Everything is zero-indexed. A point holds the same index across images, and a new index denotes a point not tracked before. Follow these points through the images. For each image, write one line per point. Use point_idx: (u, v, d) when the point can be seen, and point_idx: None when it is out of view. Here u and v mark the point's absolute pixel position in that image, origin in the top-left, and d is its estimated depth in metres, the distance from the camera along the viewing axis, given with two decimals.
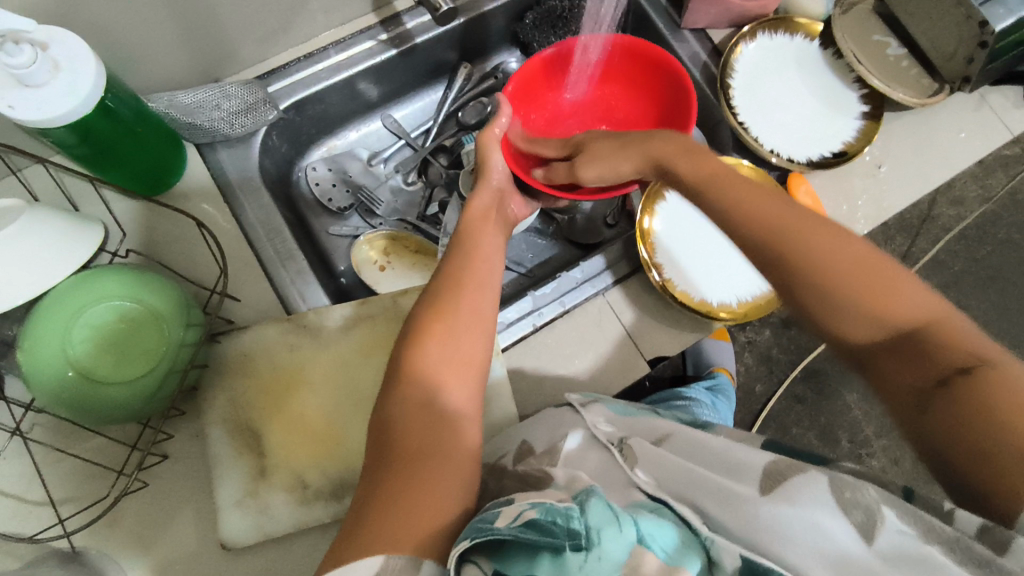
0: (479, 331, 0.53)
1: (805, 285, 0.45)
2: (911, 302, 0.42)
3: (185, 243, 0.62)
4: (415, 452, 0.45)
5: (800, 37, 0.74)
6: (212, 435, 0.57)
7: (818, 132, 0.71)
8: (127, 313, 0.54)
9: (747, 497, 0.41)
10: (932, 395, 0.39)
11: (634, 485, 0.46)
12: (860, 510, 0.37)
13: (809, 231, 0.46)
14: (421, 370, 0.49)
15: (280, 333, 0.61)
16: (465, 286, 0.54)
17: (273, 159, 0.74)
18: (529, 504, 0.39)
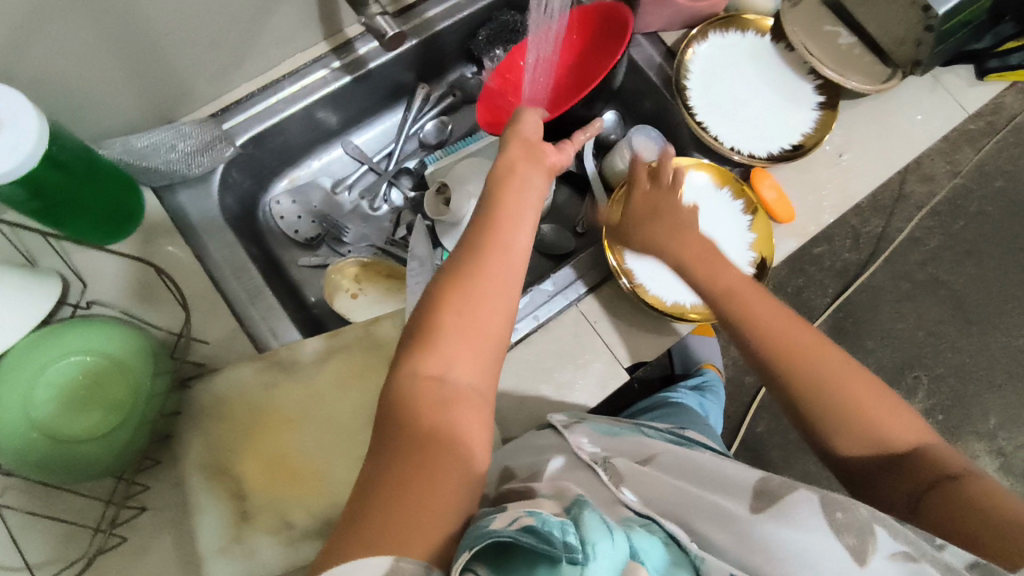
0: (499, 304, 0.45)
1: (805, 406, 0.51)
2: (897, 425, 0.49)
3: (149, 288, 0.61)
4: (422, 436, 0.38)
5: (751, 34, 0.74)
6: (191, 482, 0.56)
7: (777, 125, 0.72)
8: (89, 368, 0.52)
9: (742, 515, 0.41)
10: (919, 499, 0.46)
11: (621, 503, 0.44)
12: (852, 533, 0.37)
13: (805, 354, 0.52)
14: (438, 341, 0.42)
15: (256, 371, 0.60)
16: (484, 252, 0.46)
17: (235, 195, 0.73)
18: (526, 511, 0.35)
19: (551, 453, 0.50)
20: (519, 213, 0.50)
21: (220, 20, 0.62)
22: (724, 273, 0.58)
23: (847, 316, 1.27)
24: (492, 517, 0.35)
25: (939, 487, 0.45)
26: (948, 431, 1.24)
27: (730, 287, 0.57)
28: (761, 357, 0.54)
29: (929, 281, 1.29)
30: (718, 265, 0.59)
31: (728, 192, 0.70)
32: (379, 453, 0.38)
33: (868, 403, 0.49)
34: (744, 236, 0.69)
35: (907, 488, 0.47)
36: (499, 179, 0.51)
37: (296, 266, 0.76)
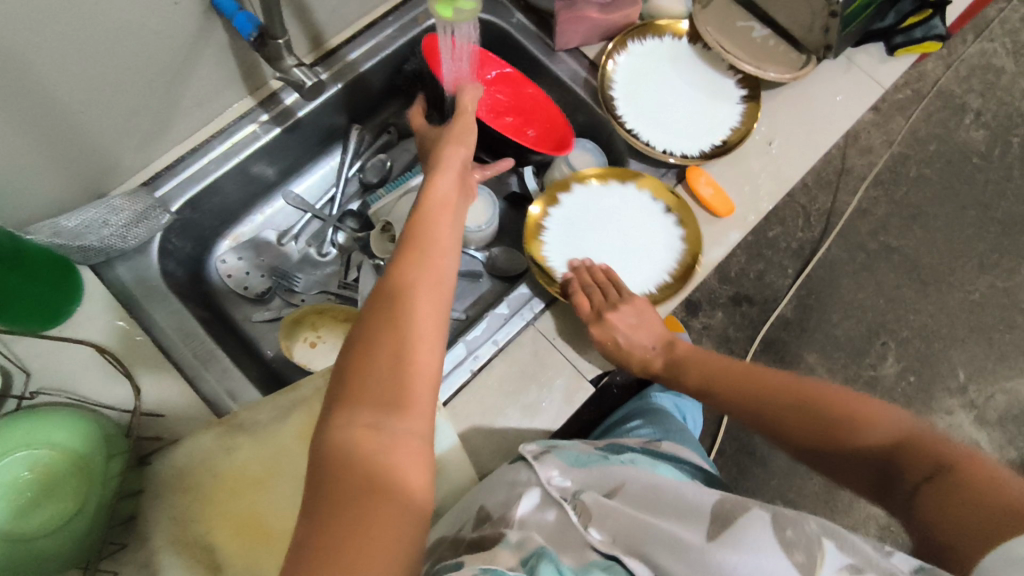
0: (432, 342, 0.45)
1: (809, 446, 0.53)
2: (879, 429, 0.49)
3: (97, 368, 0.60)
4: (363, 486, 0.38)
5: (668, 38, 0.76)
6: (162, 560, 0.55)
7: (705, 123, 0.73)
8: (38, 461, 0.51)
9: (697, 542, 0.40)
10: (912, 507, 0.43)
11: (588, 544, 0.44)
12: (801, 550, 0.37)
13: (786, 406, 0.55)
14: (370, 388, 0.42)
15: (214, 438, 0.59)
16: (411, 292, 0.46)
17: (177, 260, 0.71)
18: (481, 570, 0.38)
19: (523, 487, 0.50)
20: (448, 250, 0.50)
21: (139, 91, 0.62)
22: (692, 366, 0.63)
23: (808, 294, 1.29)
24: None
25: (923, 488, 0.43)
26: (922, 392, 1.27)
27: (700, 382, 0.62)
28: (755, 417, 0.57)
29: (882, 250, 1.33)
30: (681, 359, 0.64)
31: (617, 181, 0.71)
32: (318, 506, 0.37)
33: (856, 425, 0.50)
34: (656, 208, 0.71)
35: (904, 500, 0.44)
36: (427, 212, 0.53)
37: (251, 322, 0.75)
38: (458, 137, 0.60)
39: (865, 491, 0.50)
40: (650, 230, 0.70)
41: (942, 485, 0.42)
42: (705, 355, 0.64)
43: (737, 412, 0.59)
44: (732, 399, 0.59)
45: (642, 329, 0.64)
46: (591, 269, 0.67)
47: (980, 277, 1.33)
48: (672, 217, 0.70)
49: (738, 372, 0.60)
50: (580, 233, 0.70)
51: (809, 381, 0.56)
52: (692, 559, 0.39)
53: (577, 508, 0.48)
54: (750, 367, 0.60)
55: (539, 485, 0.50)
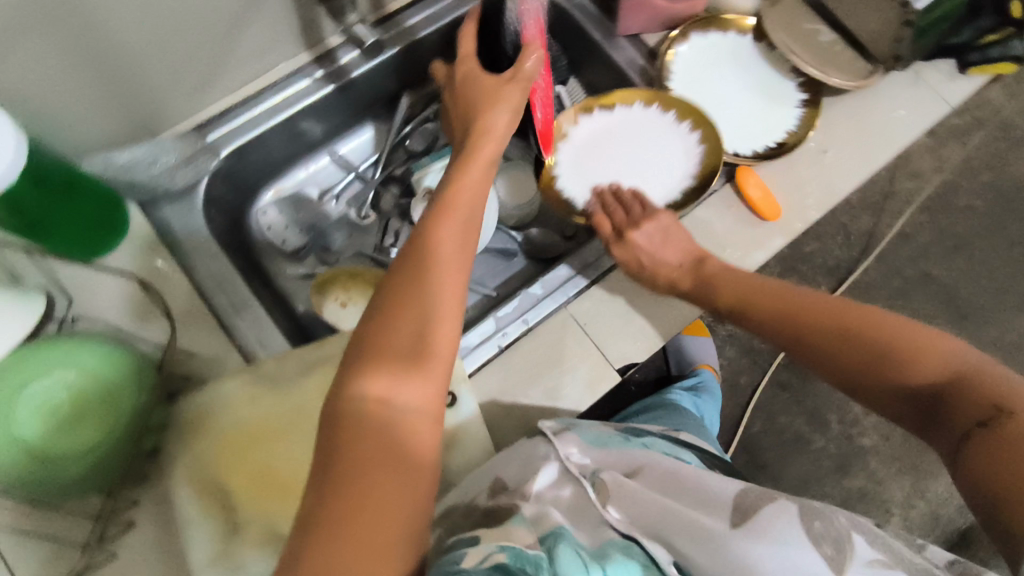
0: (451, 324, 0.46)
1: (845, 375, 0.54)
2: (927, 365, 0.50)
3: (134, 302, 0.61)
4: (370, 460, 0.38)
5: (732, 34, 0.75)
6: (179, 496, 0.56)
7: (760, 124, 0.72)
8: (73, 388, 0.52)
9: (720, 530, 0.40)
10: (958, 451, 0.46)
11: (607, 523, 0.43)
12: (829, 543, 0.37)
13: (828, 333, 0.56)
14: (384, 361, 0.42)
15: (240, 385, 0.60)
16: (435, 272, 0.46)
17: (220, 209, 0.72)
18: (498, 546, 0.38)
19: (541, 460, 0.49)
20: (469, 234, 0.51)
21: (197, 35, 0.62)
22: (721, 285, 0.62)
23: None
24: (463, 556, 0.38)
25: (970, 435, 0.45)
26: None
27: (733, 301, 0.61)
28: (790, 341, 0.58)
29: (920, 277, 1.29)
30: (711, 281, 0.63)
31: (621, 104, 0.73)
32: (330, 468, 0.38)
33: (904, 360, 0.51)
34: (665, 122, 0.72)
35: (947, 441, 0.47)
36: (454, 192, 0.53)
37: (284, 275, 0.76)
38: (499, 106, 0.59)
39: (891, 414, 0.53)
40: (668, 142, 0.72)
41: (988, 432, 0.44)
42: (735, 275, 0.63)
43: (768, 335, 0.60)
44: (766, 318, 0.60)
45: (663, 250, 0.65)
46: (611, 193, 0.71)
47: (1019, 316, 1.29)
48: (685, 126, 0.71)
49: (774, 295, 0.60)
50: (598, 155, 0.73)
51: (851, 304, 0.56)
52: (712, 546, 0.39)
53: (596, 488, 0.47)
54: (783, 288, 0.61)
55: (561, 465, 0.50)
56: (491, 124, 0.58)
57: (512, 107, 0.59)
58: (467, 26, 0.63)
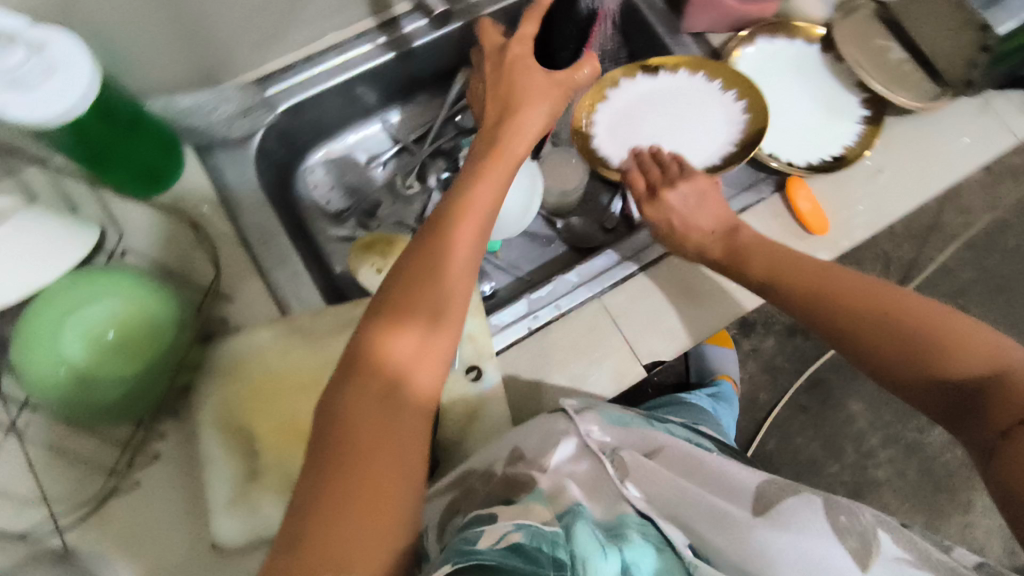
0: (453, 321, 0.46)
1: (875, 357, 0.53)
2: (970, 356, 0.49)
3: (179, 241, 0.62)
4: (366, 456, 0.39)
5: (800, 42, 0.73)
6: (205, 435, 0.57)
7: (817, 136, 0.70)
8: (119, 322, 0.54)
9: (743, 519, 0.41)
10: (994, 446, 0.46)
11: (624, 499, 0.45)
12: (855, 537, 0.38)
13: (862, 312, 0.54)
14: (382, 358, 0.42)
15: (272, 336, 0.61)
16: (443, 268, 0.46)
17: (270, 163, 0.73)
18: (514, 525, 0.39)
19: (561, 435, 0.49)
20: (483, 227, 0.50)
21: None
22: (755, 257, 0.61)
23: None
24: (478, 534, 0.38)
25: (1009, 433, 0.45)
26: (966, 468, 1.20)
27: (765, 271, 0.60)
28: (821, 318, 0.57)
29: None
30: (746, 255, 0.62)
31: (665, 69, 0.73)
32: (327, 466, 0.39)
33: (944, 353, 0.50)
34: (708, 89, 0.72)
35: (981, 435, 0.47)
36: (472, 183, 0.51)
37: (324, 235, 0.77)
38: (543, 100, 0.56)
39: (914, 406, 0.53)
40: (711, 109, 0.72)
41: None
42: (770, 251, 0.61)
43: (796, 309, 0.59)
44: (796, 291, 0.58)
45: (701, 212, 0.65)
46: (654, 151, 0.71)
47: None
48: (730, 96, 0.71)
49: (809, 272, 0.59)
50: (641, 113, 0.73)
51: (891, 288, 0.55)
52: (734, 533, 0.40)
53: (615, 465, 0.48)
54: (819, 266, 0.59)
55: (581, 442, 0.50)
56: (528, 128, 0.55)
57: (552, 105, 0.57)
58: (534, 10, 0.57)
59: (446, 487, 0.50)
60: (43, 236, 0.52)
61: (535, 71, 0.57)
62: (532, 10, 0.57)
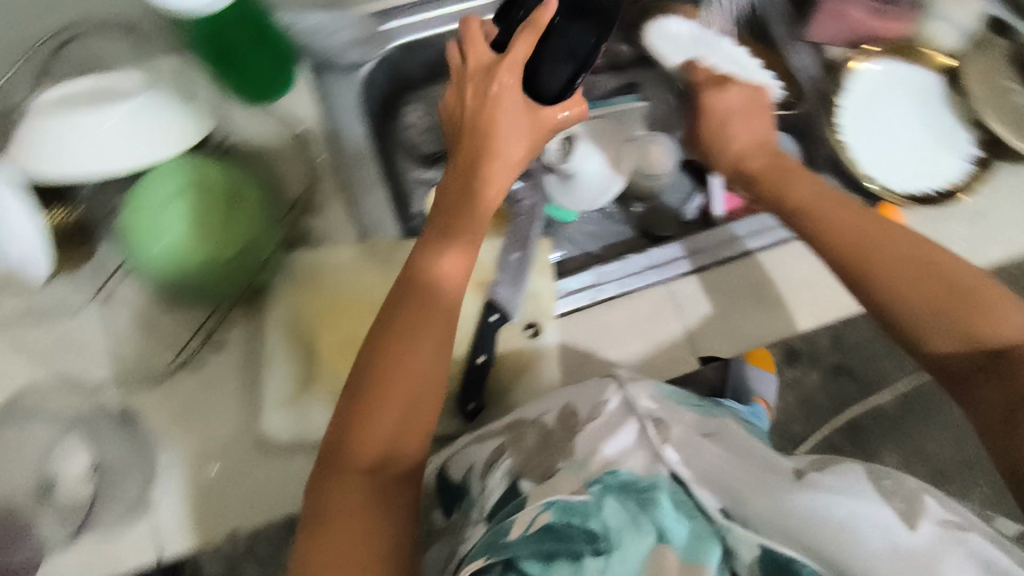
0: (430, 389, 0.49)
1: (894, 313, 0.52)
2: (996, 322, 0.50)
3: (285, 151, 0.66)
4: (348, 525, 0.45)
5: (922, 70, 0.71)
6: (271, 334, 0.60)
7: (923, 166, 0.68)
8: (207, 207, 0.58)
9: (786, 485, 0.44)
10: (997, 420, 0.49)
11: (661, 462, 0.47)
12: (902, 500, 0.41)
13: (899, 266, 0.53)
14: (360, 436, 0.47)
15: (352, 255, 0.63)
16: (414, 344, 0.49)
17: (375, 95, 0.75)
18: (542, 503, 0.42)
19: (609, 396, 0.50)
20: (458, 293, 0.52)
21: None
22: (796, 187, 0.60)
23: None
24: (510, 521, 0.41)
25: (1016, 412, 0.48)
26: None
27: (801, 204, 0.59)
28: (846, 261, 0.54)
29: None
30: (789, 179, 0.61)
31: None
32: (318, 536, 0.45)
33: (972, 317, 0.51)
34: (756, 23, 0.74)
35: (987, 407, 0.50)
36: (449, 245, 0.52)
37: (409, 174, 0.78)
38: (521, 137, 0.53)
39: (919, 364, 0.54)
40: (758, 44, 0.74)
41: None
42: (810, 186, 0.60)
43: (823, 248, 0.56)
44: (833, 233, 0.56)
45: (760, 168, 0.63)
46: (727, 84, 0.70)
47: None
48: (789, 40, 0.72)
49: (843, 212, 0.57)
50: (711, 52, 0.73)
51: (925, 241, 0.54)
52: (778, 498, 0.43)
53: (658, 430, 0.49)
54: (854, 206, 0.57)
55: (627, 406, 0.49)
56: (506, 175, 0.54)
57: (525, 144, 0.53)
58: (527, 32, 0.52)
59: (495, 432, 0.51)
60: (151, 115, 0.55)
61: (518, 109, 0.53)
62: (524, 31, 0.52)
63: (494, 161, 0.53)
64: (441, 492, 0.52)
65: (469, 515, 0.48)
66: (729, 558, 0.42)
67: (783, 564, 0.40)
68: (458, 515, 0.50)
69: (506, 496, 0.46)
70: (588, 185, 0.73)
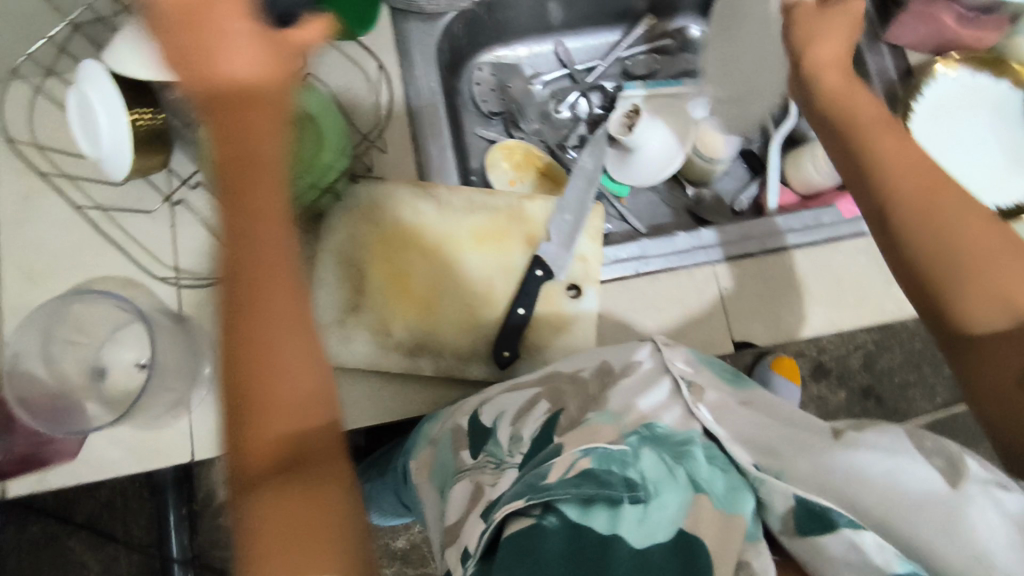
0: (302, 356, 0.42)
1: (924, 258, 0.48)
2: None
3: (355, 87, 0.67)
4: (273, 529, 0.37)
5: (1004, 83, 0.69)
6: (324, 259, 0.62)
7: (991, 182, 0.67)
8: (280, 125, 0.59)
9: (826, 446, 0.42)
10: (1006, 390, 0.44)
11: (694, 417, 0.46)
12: (941, 457, 0.39)
13: (941, 213, 0.48)
14: (247, 438, 0.40)
15: (410, 192, 0.65)
16: (255, 319, 0.41)
17: (450, 46, 0.76)
18: (580, 450, 0.40)
19: (643, 355, 0.50)
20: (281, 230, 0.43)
21: None
22: (861, 116, 0.53)
23: (942, 431, 1.08)
24: (548, 465, 0.39)
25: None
26: None
27: (862, 133, 0.52)
28: (899, 207, 0.50)
29: None
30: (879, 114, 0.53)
31: None
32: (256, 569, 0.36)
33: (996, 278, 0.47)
34: None
35: (997, 372, 0.45)
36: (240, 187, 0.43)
37: (471, 131, 0.79)
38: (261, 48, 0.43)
39: (930, 322, 0.49)
40: None
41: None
42: (877, 123, 0.53)
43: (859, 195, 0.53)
44: (881, 170, 0.51)
45: (853, 142, 0.53)
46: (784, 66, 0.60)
47: None
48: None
49: (903, 157, 0.51)
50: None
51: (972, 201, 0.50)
52: (816, 458, 0.41)
53: (691, 391, 0.48)
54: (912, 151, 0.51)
55: (662, 366, 0.49)
56: (260, 110, 0.44)
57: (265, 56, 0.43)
58: None
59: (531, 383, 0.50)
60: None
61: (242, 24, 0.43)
62: None
63: (238, 89, 0.43)
64: (466, 433, 0.48)
65: (503, 461, 0.44)
66: (762, 509, 0.40)
67: (817, 514, 0.37)
68: (484, 457, 0.45)
69: (544, 436, 0.44)
70: (649, 160, 0.74)
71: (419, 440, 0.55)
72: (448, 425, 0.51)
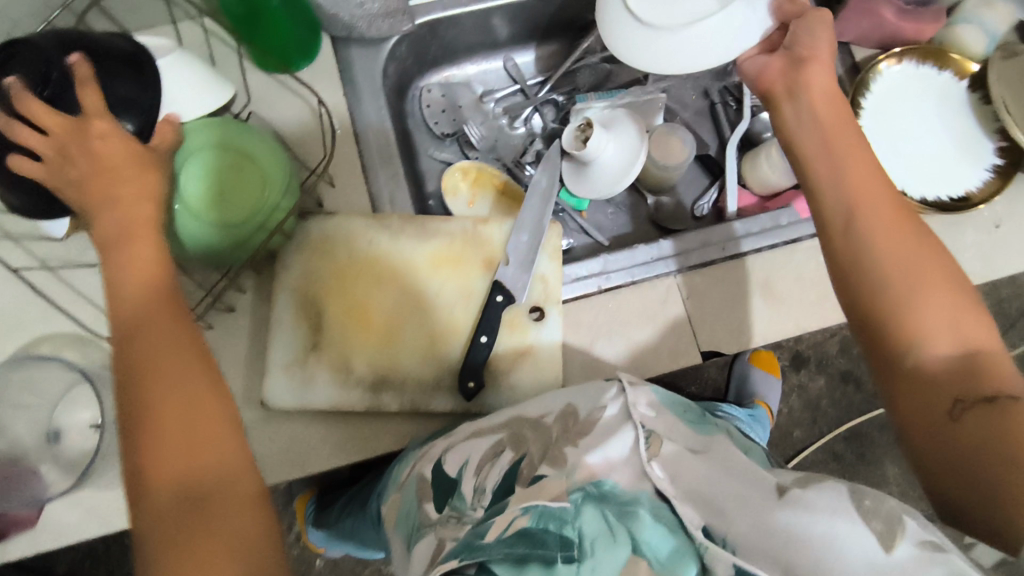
0: (207, 383, 0.45)
1: (881, 276, 0.48)
2: (960, 317, 0.46)
3: (300, 122, 0.66)
4: (184, 545, 0.39)
5: (948, 72, 0.70)
6: (279, 300, 0.61)
7: (943, 172, 0.68)
8: (220, 165, 0.56)
9: (766, 502, 0.40)
10: (936, 424, 0.44)
11: (646, 476, 0.43)
12: (879, 519, 0.37)
13: (900, 233, 0.49)
14: (154, 465, 0.41)
15: (362, 228, 0.64)
16: (157, 352, 0.45)
17: (396, 69, 0.75)
18: (521, 508, 0.40)
19: (608, 399, 0.49)
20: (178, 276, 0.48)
21: None
22: (829, 127, 0.53)
23: None
24: (488, 524, 0.39)
25: (961, 416, 0.43)
26: None
27: (825, 143, 0.52)
28: (847, 219, 0.50)
29: None
30: (835, 121, 0.53)
31: None
32: None
33: (933, 306, 0.46)
34: None
35: (930, 407, 0.45)
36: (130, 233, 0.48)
37: (425, 154, 0.78)
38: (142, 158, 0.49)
39: (863, 347, 0.49)
40: None
41: (994, 413, 0.43)
42: (844, 131, 0.53)
43: (826, 203, 0.51)
44: (833, 179, 0.51)
45: (816, 147, 0.53)
46: (766, 64, 0.56)
47: None
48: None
49: (857, 169, 0.51)
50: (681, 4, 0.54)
51: (916, 223, 0.50)
52: (759, 509, 0.39)
53: (649, 443, 0.45)
54: (865, 166, 0.51)
55: (624, 414, 0.47)
56: (136, 174, 0.48)
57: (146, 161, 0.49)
58: (86, 81, 0.47)
59: (495, 428, 0.50)
60: (180, 72, 0.54)
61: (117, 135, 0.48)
62: (85, 80, 0.47)
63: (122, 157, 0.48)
64: (431, 484, 0.48)
65: (466, 514, 0.43)
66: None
67: None
68: (448, 511, 0.45)
69: (507, 484, 0.44)
70: (603, 170, 0.71)
71: (390, 485, 0.55)
72: (413, 472, 0.51)
